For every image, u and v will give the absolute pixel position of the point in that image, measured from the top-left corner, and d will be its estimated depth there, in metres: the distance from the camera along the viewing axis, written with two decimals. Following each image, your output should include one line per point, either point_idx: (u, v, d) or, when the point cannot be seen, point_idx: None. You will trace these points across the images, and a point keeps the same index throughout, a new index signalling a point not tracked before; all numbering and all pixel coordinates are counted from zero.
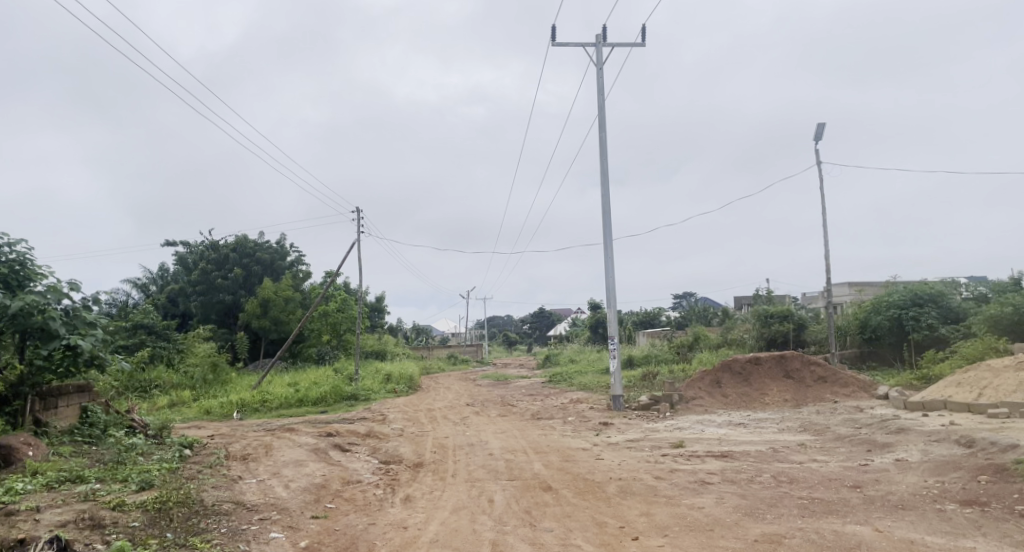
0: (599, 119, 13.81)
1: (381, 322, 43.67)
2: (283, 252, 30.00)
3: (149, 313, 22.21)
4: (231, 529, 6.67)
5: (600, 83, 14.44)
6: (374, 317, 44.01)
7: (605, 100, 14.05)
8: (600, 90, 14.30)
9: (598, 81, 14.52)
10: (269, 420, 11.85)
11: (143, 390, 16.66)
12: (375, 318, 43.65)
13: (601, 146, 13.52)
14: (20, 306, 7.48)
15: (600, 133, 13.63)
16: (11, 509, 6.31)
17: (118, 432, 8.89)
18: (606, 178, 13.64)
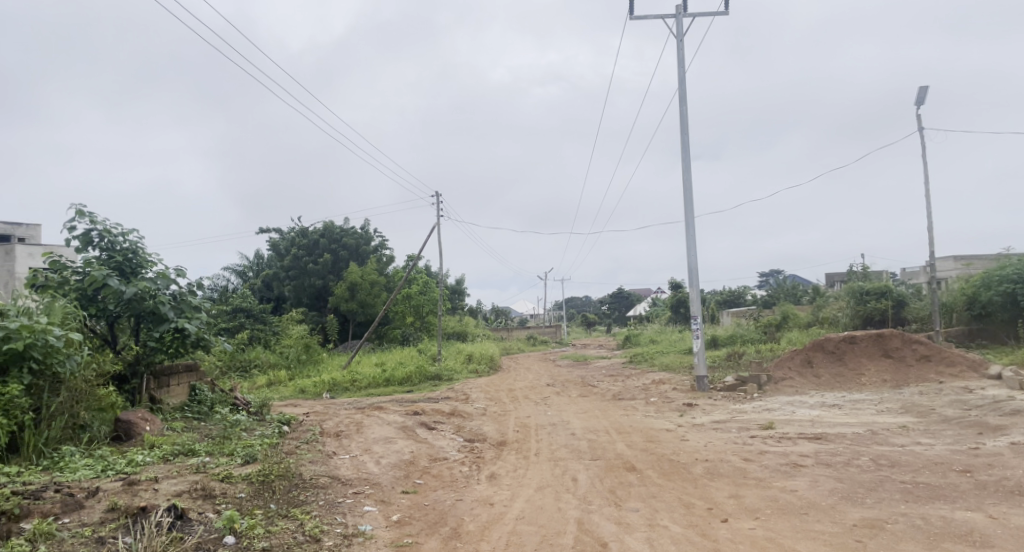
0: (680, 92, 13.39)
1: (461, 304, 44.30)
2: (368, 237, 31.00)
3: (246, 297, 23.53)
4: (328, 502, 7.09)
5: (680, 55, 13.98)
6: (454, 299, 44.70)
7: (685, 72, 13.59)
8: (680, 61, 13.84)
9: (678, 53, 14.06)
10: (359, 399, 12.35)
11: (244, 369, 17.80)
12: (455, 301, 44.27)
13: (682, 120, 13.12)
14: (135, 291, 8.14)
15: (681, 107, 13.20)
16: (134, 478, 6.86)
17: (224, 409, 9.40)
18: (687, 153, 13.24)
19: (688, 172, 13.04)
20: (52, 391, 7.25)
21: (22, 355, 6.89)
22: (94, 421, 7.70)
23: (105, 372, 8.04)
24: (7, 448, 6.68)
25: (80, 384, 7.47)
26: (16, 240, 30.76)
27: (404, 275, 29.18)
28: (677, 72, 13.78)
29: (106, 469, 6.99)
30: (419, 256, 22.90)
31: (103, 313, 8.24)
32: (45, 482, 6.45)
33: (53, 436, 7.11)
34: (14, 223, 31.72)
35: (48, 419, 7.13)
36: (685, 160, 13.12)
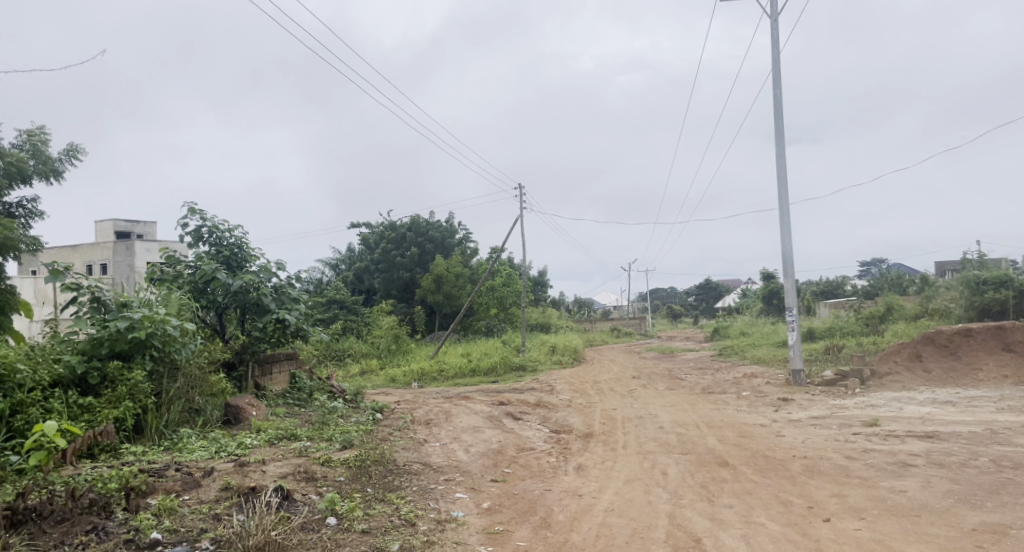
0: (773, 74, 12.88)
1: (544, 296, 44.43)
2: (452, 231, 31.59)
3: (340, 289, 24.60)
4: (421, 488, 7.30)
5: (774, 35, 13.43)
6: (537, 291, 44.90)
7: (779, 53, 13.05)
8: (774, 42, 13.29)
9: (772, 33, 13.51)
10: (447, 389, 12.63)
11: (338, 358, 18.58)
12: (538, 292, 44.41)
13: (776, 103, 12.62)
14: (240, 284, 8.70)
15: (775, 90, 12.71)
16: (244, 460, 7.30)
17: (322, 396, 9.80)
18: (781, 138, 12.73)
19: (782, 158, 12.54)
20: (170, 377, 7.83)
21: (144, 344, 7.54)
22: (206, 405, 8.21)
23: (216, 360, 8.58)
24: (134, 429, 7.27)
25: (194, 370, 8.03)
26: (134, 237, 33.36)
27: (488, 267, 29.56)
28: (770, 53, 13.26)
29: (219, 450, 7.46)
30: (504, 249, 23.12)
31: (213, 304, 8.84)
32: (167, 461, 6.96)
33: (172, 419, 7.66)
34: (133, 221, 34.41)
35: (167, 403, 7.69)
36: (779, 146, 12.62)
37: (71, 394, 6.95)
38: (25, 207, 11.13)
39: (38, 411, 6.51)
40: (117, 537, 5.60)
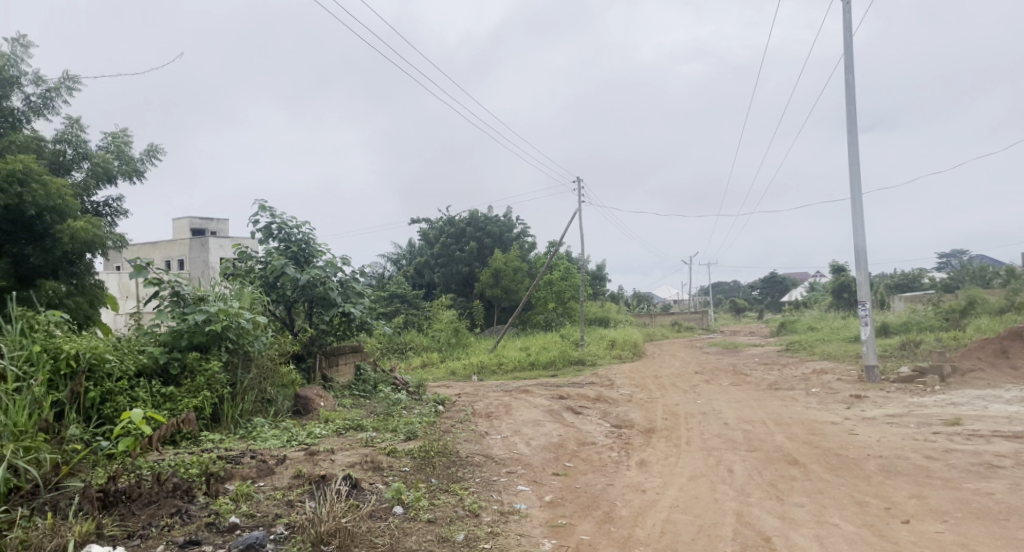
0: (845, 58, 12.41)
1: (603, 290, 44.09)
2: (510, 225, 31.75)
3: (401, 284, 25.10)
4: (484, 480, 7.37)
5: (847, 18, 12.92)
6: (596, 284, 44.60)
7: (851, 37, 12.55)
8: (846, 25, 12.79)
9: (844, 15, 13.00)
10: (508, 382, 12.71)
11: (401, 350, 18.96)
12: (597, 286, 44.09)
13: (848, 89, 12.16)
14: (308, 278, 8.98)
15: (847, 75, 12.23)
16: (314, 449, 7.55)
17: (386, 387, 10.00)
18: (854, 125, 12.26)
19: (854, 146, 12.07)
20: (244, 368, 8.18)
21: (220, 336, 7.90)
22: (277, 396, 8.52)
23: (286, 351, 8.89)
24: (212, 417, 7.62)
25: (266, 362, 8.36)
26: (209, 233, 34.89)
27: (546, 261, 29.56)
28: (842, 37, 12.77)
29: (291, 439, 7.73)
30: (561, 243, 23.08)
31: (282, 298, 9.16)
32: (242, 448, 7.26)
33: (246, 409, 7.99)
34: (207, 218, 36.00)
35: (242, 393, 8.03)
36: (851, 133, 12.15)
37: (154, 384, 7.34)
38: (111, 206, 11.77)
39: (125, 399, 6.92)
40: (199, 520, 5.90)
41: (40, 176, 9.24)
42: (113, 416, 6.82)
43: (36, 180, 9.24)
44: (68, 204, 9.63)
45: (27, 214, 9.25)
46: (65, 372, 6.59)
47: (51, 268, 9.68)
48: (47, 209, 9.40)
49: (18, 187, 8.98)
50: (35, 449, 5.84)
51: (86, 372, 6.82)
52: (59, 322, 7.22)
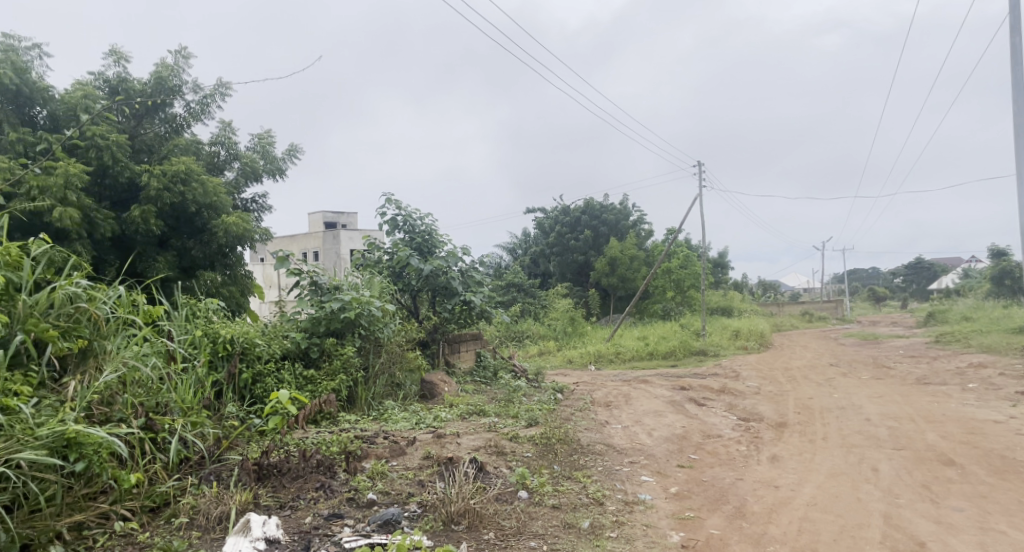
0: (1010, 18, 11.16)
1: (725, 278, 42.50)
2: (626, 213, 31.35)
3: (518, 273, 25.53)
4: (606, 469, 7.33)
5: None
6: (717, 273, 43.06)
7: None
8: None
9: None
10: (626, 372, 12.57)
11: (519, 338, 19.27)
12: (718, 274, 42.56)
13: (1014, 52, 10.93)
14: (431, 268, 9.33)
15: (1013, 36, 11.00)
16: (441, 432, 7.85)
17: (506, 375, 10.18)
18: (1020, 92, 11.01)
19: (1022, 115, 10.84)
20: (375, 353, 8.70)
21: (353, 323, 8.43)
22: (405, 380, 8.97)
23: (412, 338, 9.32)
24: (348, 399, 8.15)
25: (394, 348, 8.84)
26: (340, 226, 37.16)
27: (663, 250, 28.91)
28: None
29: (419, 422, 8.08)
30: (681, 230, 22.47)
31: (408, 288, 9.59)
32: (376, 430, 7.70)
33: (377, 392, 8.51)
34: (337, 212, 38.34)
35: (373, 377, 8.54)
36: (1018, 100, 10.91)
37: (297, 367, 7.97)
38: (257, 202, 12.74)
39: (273, 381, 7.56)
40: (340, 494, 6.30)
41: (199, 176, 10.20)
42: (263, 396, 7.45)
43: (195, 180, 10.20)
44: (222, 201, 10.54)
45: (189, 210, 10.23)
46: (222, 354, 7.32)
47: (209, 260, 10.63)
48: (205, 205, 10.36)
49: (181, 187, 9.96)
50: (200, 423, 6.50)
51: (240, 354, 7.51)
52: (216, 309, 7.96)
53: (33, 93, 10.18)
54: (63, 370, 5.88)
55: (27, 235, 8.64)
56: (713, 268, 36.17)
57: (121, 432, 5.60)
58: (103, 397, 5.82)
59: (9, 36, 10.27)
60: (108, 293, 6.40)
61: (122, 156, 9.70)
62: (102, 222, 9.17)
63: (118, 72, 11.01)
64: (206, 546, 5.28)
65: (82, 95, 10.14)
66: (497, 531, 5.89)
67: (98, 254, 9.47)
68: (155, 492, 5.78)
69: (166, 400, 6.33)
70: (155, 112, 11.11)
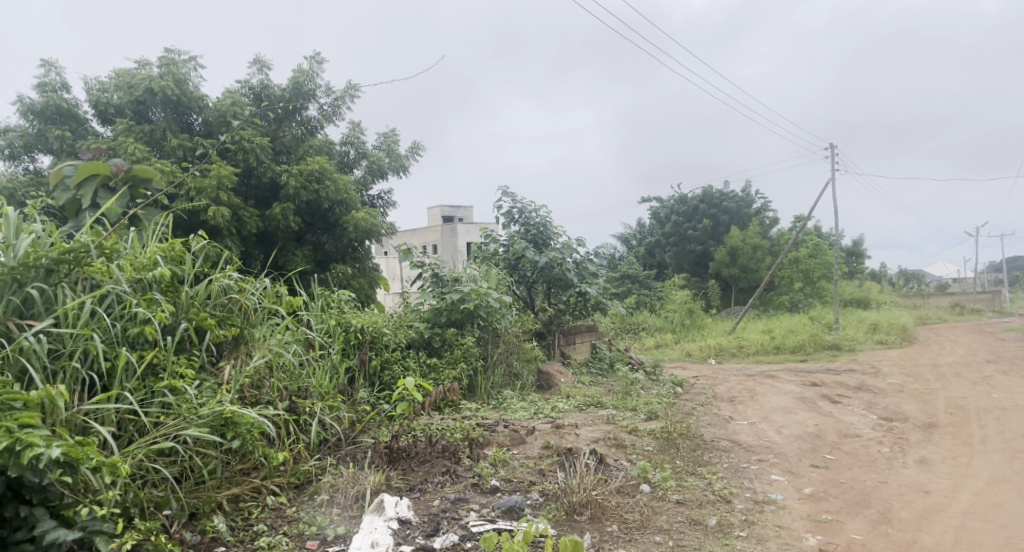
0: None
1: (861, 268, 39.72)
2: (748, 200, 30.13)
3: (633, 264, 25.35)
4: (732, 466, 7.06)
5: None
6: (854, 262, 40.33)
7: None
8: None
9: None
10: (750, 366, 12.08)
11: (635, 330, 19.07)
12: (852, 264, 39.90)
13: None
14: (546, 260, 9.41)
15: None
16: (560, 422, 7.89)
17: (623, 367, 10.07)
18: None
19: None
20: (494, 343, 8.91)
21: (473, 314, 8.67)
22: (522, 370, 9.11)
23: (528, 329, 9.47)
24: (469, 388, 8.38)
25: (511, 338, 9.02)
26: (456, 220, 38.43)
27: (789, 238, 27.52)
28: None
29: (537, 412, 8.16)
30: (811, 217, 21.30)
31: (524, 279, 9.73)
32: (497, 418, 7.86)
33: (496, 381, 8.70)
34: (456, 206, 39.65)
35: (492, 367, 8.74)
36: None
37: (421, 355, 8.31)
38: (383, 198, 13.37)
39: (399, 368, 7.92)
40: (465, 480, 6.49)
41: (332, 175, 10.81)
42: (391, 382, 7.82)
43: (329, 178, 10.82)
44: (351, 198, 11.13)
45: (322, 207, 10.91)
46: (354, 343, 7.75)
47: (340, 254, 11.28)
48: (337, 202, 10.98)
49: (316, 185, 10.62)
50: (336, 407, 6.91)
51: (370, 343, 7.92)
52: (347, 299, 8.43)
53: (191, 103, 11.18)
54: (219, 355, 6.42)
55: (187, 232, 9.50)
56: (845, 256, 33.87)
57: (269, 414, 6.03)
58: (253, 381, 6.29)
59: (172, 51, 11.40)
60: (255, 285, 6.98)
61: (265, 158, 10.47)
62: (249, 219, 9.94)
63: (261, 79, 11.93)
64: (345, 523, 5.58)
65: (231, 102, 11.12)
66: (620, 524, 5.82)
67: (245, 249, 10.26)
68: (299, 470, 6.20)
69: (306, 385, 6.78)
70: (294, 115, 11.91)
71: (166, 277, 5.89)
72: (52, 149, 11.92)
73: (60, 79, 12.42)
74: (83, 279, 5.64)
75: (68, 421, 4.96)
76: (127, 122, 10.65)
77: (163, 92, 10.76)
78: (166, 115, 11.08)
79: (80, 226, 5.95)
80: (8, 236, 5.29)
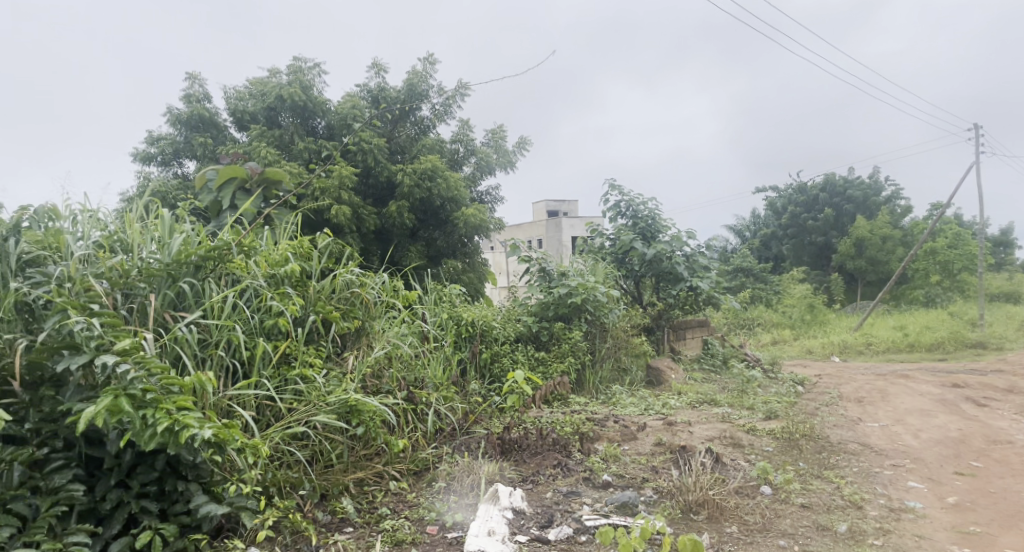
0: None
1: (1010, 260, 36.13)
2: (877, 187, 28.23)
3: (748, 257, 24.46)
4: (863, 470, 6.61)
5: None
6: (1000, 253, 37.02)
7: None
8: None
9: None
10: (880, 364, 11.29)
11: (750, 326, 18.36)
12: (998, 256, 36.38)
13: None
14: (655, 253, 9.21)
15: None
16: (672, 419, 7.71)
17: (738, 364, 9.68)
18: None
19: None
20: (602, 337, 8.86)
21: (581, 308, 8.64)
22: (631, 366, 8.99)
23: (637, 323, 9.33)
24: (577, 382, 8.37)
25: (620, 333, 8.92)
26: (562, 214, 38.58)
27: (925, 228, 25.49)
28: None
29: (648, 408, 8.02)
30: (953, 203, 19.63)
31: (631, 273, 9.60)
32: (607, 413, 7.80)
33: (605, 376, 8.65)
34: (561, 201, 39.76)
35: (600, 361, 8.69)
36: None
37: (529, 349, 8.38)
38: (491, 194, 13.60)
39: (509, 360, 8.03)
40: (577, 473, 6.47)
41: (443, 172, 11.12)
42: (501, 375, 7.93)
43: (441, 176, 11.15)
44: (461, 194, 11.39)
45: (434, 204, 11.25)
46: (465, 336, 7.93)
47: (451, 249, 11.60)
48: (448, 199, 11.27)
49: (428, 183, 10.96)
50: (450, 398, 7.09)
51: (481, 336, 8.08)
52: (458, 293, 8.65)
53: (315, 107, 11.86)
54: (343, 346, 6.78)
55: (314, 230, 10.10)
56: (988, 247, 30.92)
57: (389, 402, 6.29)
58: (374, 371, 6.58)
59: (298, 60, 12.13)
60: (375, 280, 7.30)
61: (382, 158, 10.95)
62: (367, 217, 10.41)
63: (378, 83, 12.49)
64: (463, 510, 5.71)
65: (351, 105, 11.69)
66: (741, 525, 5.59)
67: (364, 245, 10.75)
68: (417, 458, 6.42)
69: (422, 375, 7.00)
70: (407, 116, 12.38)
71: (296, 272, 6.28)
72: (197, 155, 13.03)
73: (202, 90, 13.54)
74: (225, 275, 6.11)
75: (215, 405, 5.39)
76: (260, 129, 11.47)
77: (291, 99, 11.49)
78: (294, 121, 11.81)
79: (222, 225, 6.45)
80: (163, 235, 5.82)
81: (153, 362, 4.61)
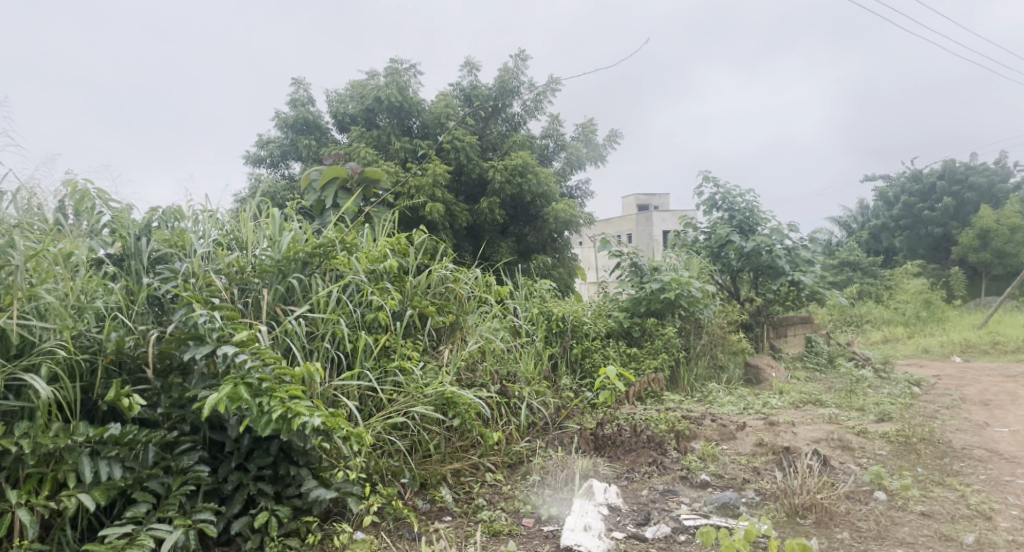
0: None
1: None
2: (1005, 174, 26.02)
3: (855, 250, 23.19)
4: (991, 479, 6.08)
5: None
6: None
7: None
8: None
9: None
10: (1010, 365, 10.37)
11: (858, 323, 17.34)
12: None
13: None
14: (753, 246, 8.91)
15: None
16: (774, 419, 7.39)
17: (845, 362, 9.15)
18: None
19: None
20: (696, 333, 8.63)
21: (674, 304, 8.43)
22: (728, 363, 8.70)
23: (733, 320, 9.02)
24: (671, 379, 8.19)
25: (715, 329, 8.65)
26: (652, 208, 37.88)
27: None
28: None
29: (747, 407, 7.73)
30: None
31: (728, 268, 9.31)
32: (704, 411, 7.59)
33: (700, 374, 8.41)
34: (651, 195, 39.06)
35: (695, 358, 8.46)
36: None
37: (621, 345, 8.26)
38: (581, 189, 13.55)
39: (600, 356, 7.93)
40: (674, 472, 6.32)
41: (534, 168, 11.18)
42: (593, 370, 7.85)
43: (531, 172, 11.21)
44: (551, 190, 11.41)
45: (525, 200, 11.33)
46: (555, 331, 7.93)
47: (541, 244, 11.64)
48: (538, 195, 11.40)
49: (519, 179, 11.04)
50: (542, 393, 7.11)
51: (571, 331, 8.06)
52: (548, 288, 8.67)
53: (410, 107, 12.19)
54: (438, 339, 6.92)
55: (410, 227, 10.39)
56: None
57: (484, 395, 6.39)
58: (469, 364, 6.70)
59: (395, 62, 12.53)
60: (468, 275, 7.42)
61: (474, 155, 11.12)
62: (460, 213, 10.61)
63: (471, 81, 12.70)
64: (558, 504, 5.70)
65: (445, 104, 11.94)
66: (853, 532, 5.28)
67: (457, 241, 10.96)
68: (512, 451, 6.48)
69: (514, 369, 7.05)
70: (498, 114, 12.49)
71: (394, 268, 6.51)
72: (302, 156, 13.70)
73: (307, 94, 14.24)
74: (329, 271, 6.37)
75: (322, 394, 5.64)
76: (360, 130, 11.93)
77: (388, 100, 11.89)
78: (390, 121, 12.20)
79: (326, 223, 6.75)
80: (273, 233, 6.15)
81: (268, 352, 4.83)
